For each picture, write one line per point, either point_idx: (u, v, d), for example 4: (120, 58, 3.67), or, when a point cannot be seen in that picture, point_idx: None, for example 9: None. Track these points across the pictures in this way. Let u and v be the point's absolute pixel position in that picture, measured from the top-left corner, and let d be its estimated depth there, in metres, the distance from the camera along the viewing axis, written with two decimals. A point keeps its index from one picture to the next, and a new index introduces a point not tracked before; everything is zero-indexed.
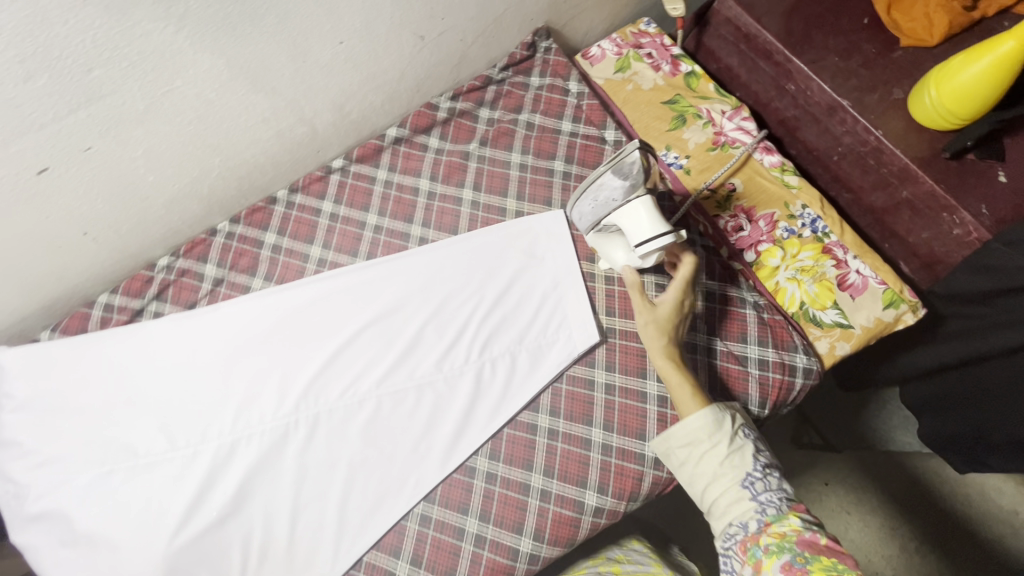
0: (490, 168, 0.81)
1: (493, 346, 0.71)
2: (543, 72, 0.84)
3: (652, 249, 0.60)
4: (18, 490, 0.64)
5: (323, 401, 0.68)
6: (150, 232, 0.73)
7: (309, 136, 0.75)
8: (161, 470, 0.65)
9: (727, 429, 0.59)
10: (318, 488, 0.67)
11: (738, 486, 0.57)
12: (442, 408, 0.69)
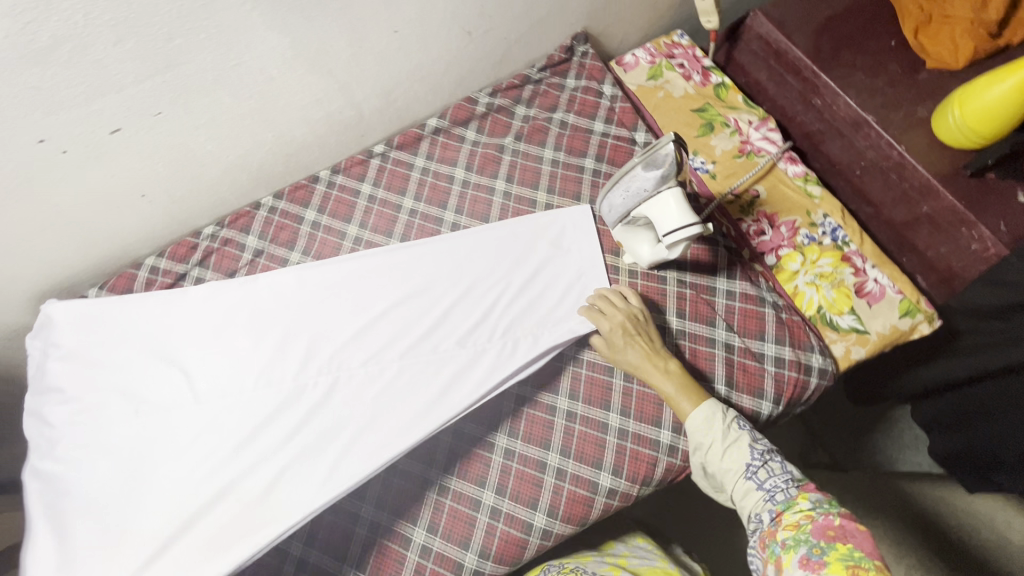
0: (523, 162, 0.84)
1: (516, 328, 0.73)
2: (579, 74, 0.88)
3: (679, 239, 0.62)
4: (51, 434, 0.65)
5: (343, 364, 0.70)
6: (201, 201, 0.77)
7: (355, 119, 0.79)
8: (184, 424, 0.66)
9: (718, 415, 0.65)
10: (322, 452, 0.66)
11: (744, 479, 0.62)
12: (460, 379, 0.70)
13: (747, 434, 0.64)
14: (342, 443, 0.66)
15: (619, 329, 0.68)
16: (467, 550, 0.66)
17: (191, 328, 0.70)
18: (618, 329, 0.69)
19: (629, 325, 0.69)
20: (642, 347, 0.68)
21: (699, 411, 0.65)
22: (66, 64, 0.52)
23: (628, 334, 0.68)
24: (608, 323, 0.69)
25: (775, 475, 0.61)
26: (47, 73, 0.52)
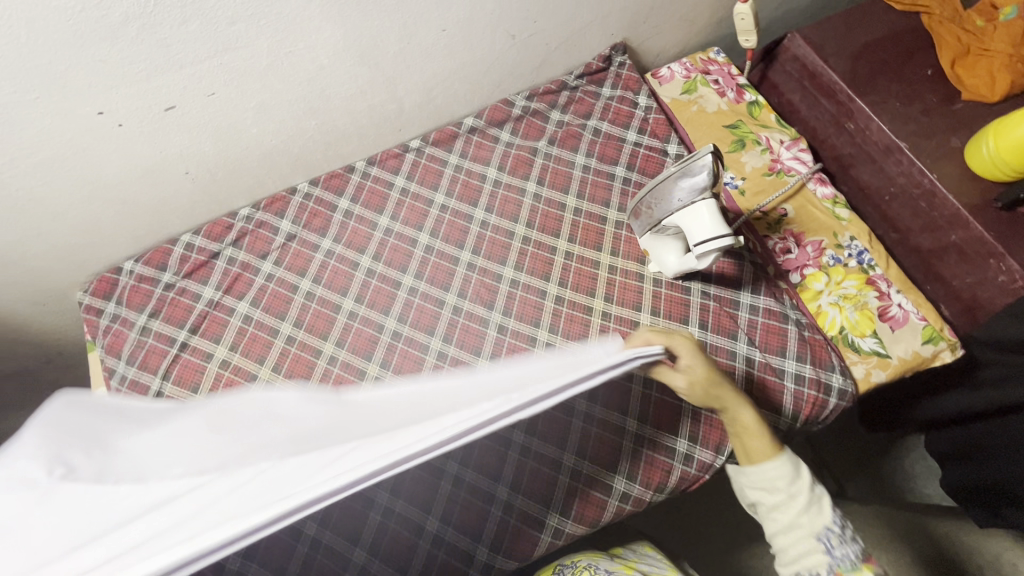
0: (555, 166, 0.86)
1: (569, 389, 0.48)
2: (615, 84, 0.90)
3: (709, 250, 0.64)
4: None
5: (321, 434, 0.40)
6: (240, 182, 0.79)
7: (395, 113, 0.81)
8: None
9: (801, 467, 0.56)
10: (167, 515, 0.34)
11: (814, 539, 0.53)
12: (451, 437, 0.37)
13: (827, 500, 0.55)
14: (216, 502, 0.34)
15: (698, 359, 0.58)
16: (478, 543, 0.67)
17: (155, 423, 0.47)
18: (697, 359, 0.58)
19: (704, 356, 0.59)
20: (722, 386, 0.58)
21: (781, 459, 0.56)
22: (134, 40, 0.55)
23: (707, 366, 0.58)
24: (684, 352, 0.58)
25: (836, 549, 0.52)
26: (114, 47, 0.54)
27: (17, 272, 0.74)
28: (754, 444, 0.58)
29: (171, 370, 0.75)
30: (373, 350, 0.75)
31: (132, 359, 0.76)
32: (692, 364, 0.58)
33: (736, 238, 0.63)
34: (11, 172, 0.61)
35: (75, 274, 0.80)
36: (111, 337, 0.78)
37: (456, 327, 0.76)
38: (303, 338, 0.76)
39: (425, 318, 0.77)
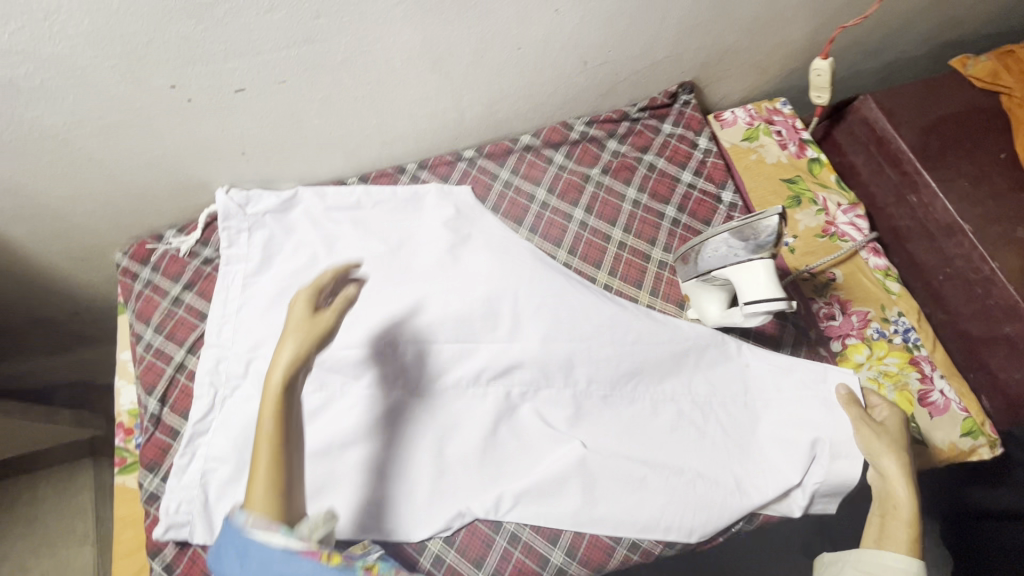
0: (605, 196, 0.85)
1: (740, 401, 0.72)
2: (676, 121, 0.88)
3: (758, 312, 0.62)
4: (219, 350, 0.72)
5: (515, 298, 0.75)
6: (292, 169, 0.79)
7: (456, 122, 0.80)
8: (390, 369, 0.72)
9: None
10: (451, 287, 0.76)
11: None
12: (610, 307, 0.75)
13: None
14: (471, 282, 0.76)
15: (890, 423, 0.66)
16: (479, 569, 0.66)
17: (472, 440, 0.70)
18: (895, 425, 0.66)
19: (900, 423, 0.67)
20: (903, 457, 0.63)
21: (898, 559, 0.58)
22: (218, 21, 0.55)
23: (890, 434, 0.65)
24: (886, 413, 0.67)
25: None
26: (199, 26, 0.55)
27: (65, 224, 0.76)
28: (893, 531, 0.60)
29: (197, 345, 0.75)
30: (487, 194, 0.84)
31: (161, 327, 0.77)
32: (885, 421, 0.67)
33: (789, 304, 0.61)
34: (79, 130, 0.62)
35: (116, 235, 0.81)
36: (142, 302, 0.78)
37: (542, 220, 0.83)
38: (426, 177, 0.84)
39: (516, 209, 0.84)
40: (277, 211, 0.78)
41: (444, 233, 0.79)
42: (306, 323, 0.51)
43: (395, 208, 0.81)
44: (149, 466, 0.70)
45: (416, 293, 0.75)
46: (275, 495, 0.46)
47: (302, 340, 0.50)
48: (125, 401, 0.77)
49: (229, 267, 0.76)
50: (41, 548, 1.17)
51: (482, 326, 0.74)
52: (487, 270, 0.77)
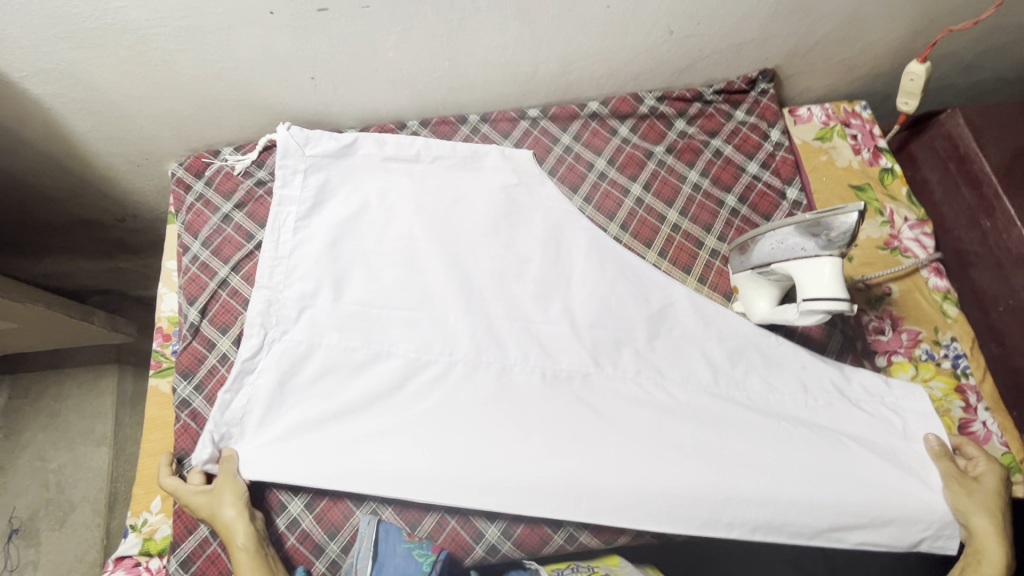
0: (666, 175, 0.82)
1: (778, 402, 0.71)
2: (750, 109, 0.85)
3: (818, 310, 0.61)
4: (271, 294, 0.72)
5: (557, 275, 0.76)
6: (356, 103, 0.78)
7: (527, 77, 0.78)
8: (429, 323, 0.73)
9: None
10: (497, 251, 0.77)
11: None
12: (649, 294, 0.75)
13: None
14: (516, 249, 0.77)
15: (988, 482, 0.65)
16: (491, 523, 0.68)
17: (499, 406, 0.70)
18: (992, 484, 0.64)
19: (999, 484, 0.64)
20: (995, 517, 0.62)
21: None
22: None
23: (987, 492, 0.64)
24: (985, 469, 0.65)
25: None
26: None
27: (128, 126, 0.76)
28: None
29: (242, 264, 0.76)
30: (547, 156, 0.82)
31: (208, 242, 0.77)
32: (981, 480, 0.65)
33: (850, 307, 0.60)
34: (159, 28, 0.62)
35: (174, 145, 0.81)
36: (193, 215, 0.79)
37: (598, 191, 0.82)
38: (487, 131, 0.83)
39: (573, 175, 0.82)
40: (335, 155, 0.76)
41: (501, 199, 0.79)
42: (212, 494, 0.64)
43: (455, 166, 0.79)
44: (183, 372, 0.71)
45: (468, 254, 0.77)
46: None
47: (233, 492, 0.64)
48: (165, 307, 0.78)
49: (282, 208, 0.74)
50: (61, 443, 1.21)
51: (533, 299, 0.75)
52: (542, 243, 0.78)
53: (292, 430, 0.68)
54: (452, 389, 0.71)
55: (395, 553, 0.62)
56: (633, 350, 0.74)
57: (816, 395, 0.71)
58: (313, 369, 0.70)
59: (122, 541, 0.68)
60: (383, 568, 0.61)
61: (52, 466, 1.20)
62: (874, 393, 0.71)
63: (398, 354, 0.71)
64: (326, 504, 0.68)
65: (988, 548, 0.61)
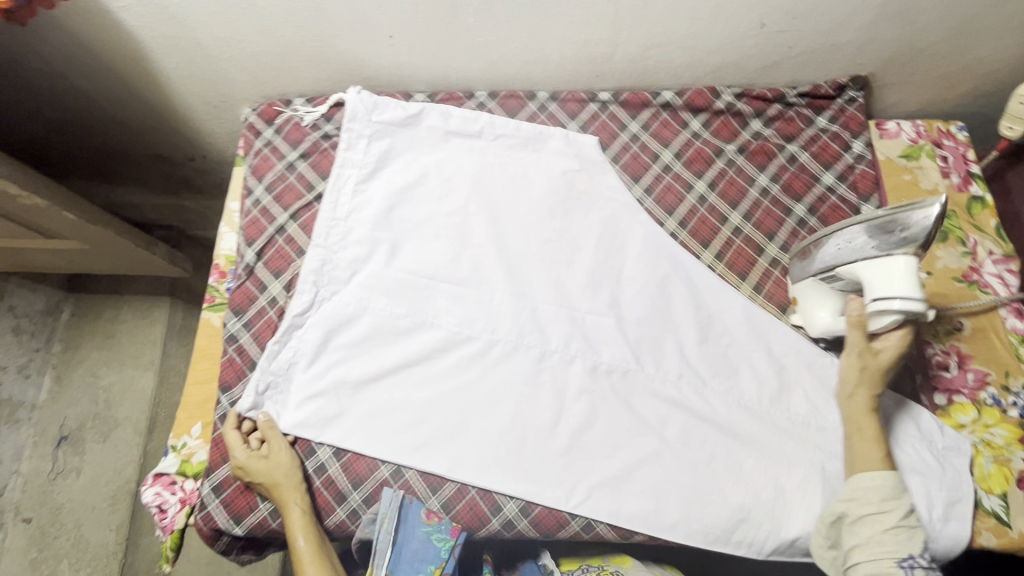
0: (734, 176, 0.79)
1: (819, 426, 0.68)
2: (834, 117, 0.80)
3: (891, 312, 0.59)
4: (325, 254, 0.73)
5: (606, 265, 0.75)
6: (429, 67, 0.78)
7: (604, 58, 0.76)
8: (473, 296, 0.74)
9: (903, 495, 0.60)
10: (549, 233, 0.77)
11: (897, 563, 0.58)
12: (698, 296, 0.74)
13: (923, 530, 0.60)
14: (568, 235, 0.77)
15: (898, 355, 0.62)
16: (511, 498, 0.67)
17: (533, 386, 0.70)
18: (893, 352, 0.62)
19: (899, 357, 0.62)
20: (875, 386, 0.63)
21: (883, 482, 0.60)
22: None
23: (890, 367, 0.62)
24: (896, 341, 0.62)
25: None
26: None
27: (209, 67, 0.78)
28: (865, 450, 0.62)
29: (300, 213, 0.78)
30: (611, 143, 0.81)
31: (271, 187, 0.79)
32: (883, 353, 0.62)
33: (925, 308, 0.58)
34: None
35: (250, 91, 0.84)
36: (260, 160, 0.81)
37: (660, 183, 0.79)
38: (554, 110, 0.81)
39: (637, 165, 0.80)
40: (401, 124, 0.78)
41: (559, 185, 0.78)
42: (269, 459, 0.65)
43: (516, 146, 0.80)
44: (234, 309, 0.74)
45: (519, 236, 0.77)
46: (319, 552, 0.63)
47: (290, 459, 0.66)
48: (225, 246, 0.81)
49: (343, 169, 0.76)
50: (112, 362, 1.29)
51: (581, 287, 0.74)
52: (596, 233, 0.77)
53: (331, 386, 0.69)
54: (489, 362, 0.71)
55: (413, 536, 0.63)
56: (676, 349, 0.72)
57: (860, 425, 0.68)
58: (357, 330, 0.71)
59: (163, 459, 0.71)
60: (401, 555, 0.62)
61: (103, 383, 1.27)
62: (916, 430, 0.68)
63: (440, 323, 0.72)
64: (353, 454, 0.68)
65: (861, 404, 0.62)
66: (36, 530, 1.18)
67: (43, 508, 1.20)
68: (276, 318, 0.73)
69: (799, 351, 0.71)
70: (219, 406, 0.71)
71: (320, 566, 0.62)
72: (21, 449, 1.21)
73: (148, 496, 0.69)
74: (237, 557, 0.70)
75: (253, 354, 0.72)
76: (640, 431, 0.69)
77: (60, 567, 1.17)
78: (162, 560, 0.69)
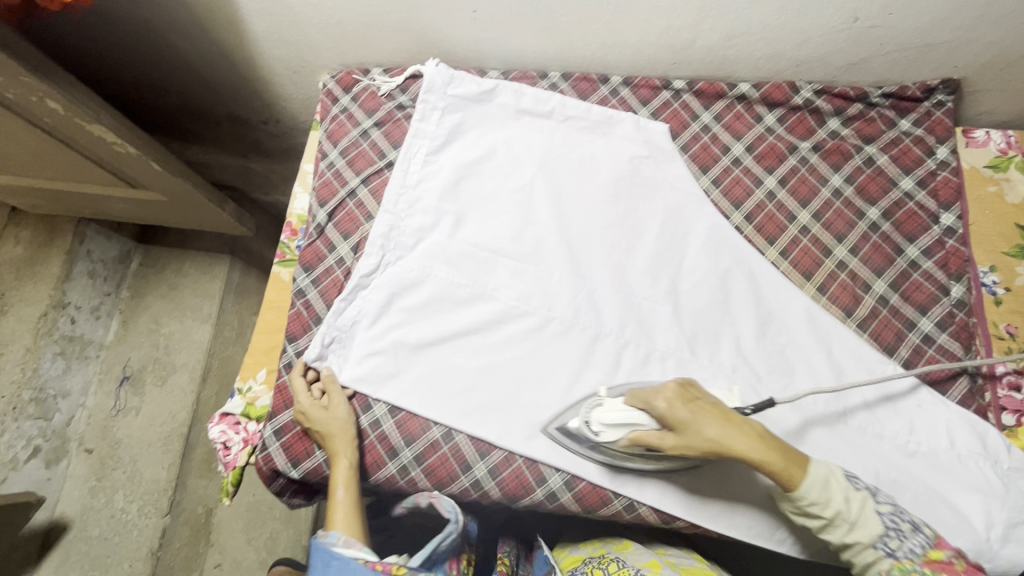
0: (806, 174, 0.77)
1: (879, 432, 0.67)
2: (919, 121, 0.77)
3: (624, 422, 0.62)
4: (393, 221, 0.76)
5: (667, 254, 0.75)
6: (506, 44, 0.79)
7: (683, 45, 0.75)
8: (532, 273, 0.75)
9: (832, 486, 0.58)
10: (612, 217, 0.77)
11: (872, 548, 0.57)
12: (759, 292, 0.73)
13: (870, 495, 0.59)
14: (631, 221, 0.77)
15: (672, 409, 0.60)
16: (556, 471, 0.68)
17: (584, 367, 0.71)
18: (676, 408, 0.60)
19: (681, 416, 0.60)
20: (708, 444, 0.59)
21: (812, 475, 0.58)
22: None
23: (692, 419, 0.59)
24: (658, 398, 0.61)
25: (909, 539, 0.57)
26: None
27: (297, 33, 0.81)
28: (790, 472, 0.58)
29: (371, 179, 0.80)
30: (682, 132, 0.80)
31: (344, 152, 0.82)
32: (676, 418, 0.60)
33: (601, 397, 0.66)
34: None
35: (330, 59, 0.87)
36: (335, 125, 0.84)
37: (728, 176, 0.78)
38: (626, 96, 0.81)
39: (706, 156, 0.79)
40: (474, 100, 0.80)
41: (626, 170, 0.78)
42: (325, 412, 0.68)
43: (585, 129, 0.80)
44: (303, 266, 0.77)
45: (582, 217, 0.77)
46: (352, 506, 0.67)
47: (345, 413, 0.68)
48: (297, 205, 0.85)
49: (415, 140, 0.78)
50: (174, 312, 1.36)
51: (640, 273, 0.75)
52: (659, 221, 0.76)
53: (390, 347, 0.72)
54: (543, 338, 0.72)
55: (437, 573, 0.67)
56: (732, 343, 0.71)
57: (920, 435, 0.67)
58: (418, 296, 0.74)
59: (229, 400, 0.75)
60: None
61: (164, 330, 1.35)
62: (981, 447, 0.65)
63: (499, 297, 0.74)
64: (407, 413, 0.71)
65: (737, 448, 0.59)
66: (97, 460, 1.27)
67: (104, 441, 1.28)
68: (342, 277, 0.76)
69: (861, 357, 0.69)
70: (285, 354, 0.75)
71: (350, 520, 0.66)
72: (88, 384, 1.30)
73: (214, 433, 0.74)
74: (288, 500, 0.74)
75: (319, 309, 0.75)
76: None
77: (115, 497, 1.24)
78: (222, 494, 0.74)
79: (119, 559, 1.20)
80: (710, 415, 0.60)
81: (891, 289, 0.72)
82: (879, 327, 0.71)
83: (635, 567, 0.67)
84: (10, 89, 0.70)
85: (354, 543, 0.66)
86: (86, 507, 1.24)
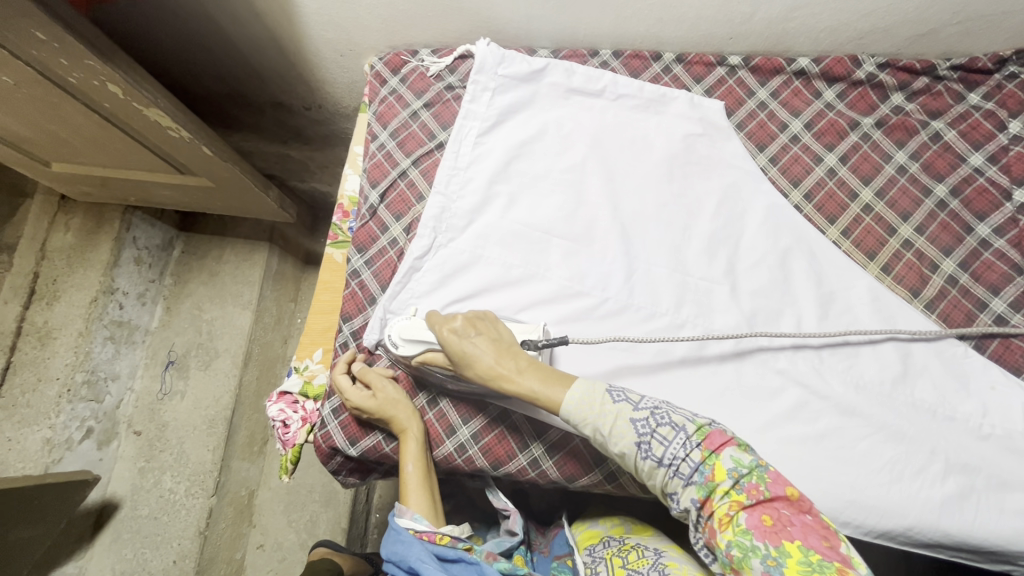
0: (868, 150, 0.75)
1: (953, 414, 0.65)
2: (989, 94, 0.74)
3: (422, 339, 0.66)
4: (445, 202, 0.76)
5: (722, 235, 0.74)
6: (559, 22, 0.78)
7: (743, 18, 0.74)
8: (583, 255, 0.74)
9: (582, 395, 0.56)
10: (664, 196, 0.76)
11: (639, 459, 0.54)
12: (818, 271, 0.71)
13: (627, 405, 0.55)
14: (685, 201, 0.76)
15: (449, 339, 0.62)
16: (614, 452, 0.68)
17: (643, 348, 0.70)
18: (446, 338, 0.62)
19: (458, 345, 0.61)
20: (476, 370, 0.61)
21: (572, 389, 0.57)
22: None
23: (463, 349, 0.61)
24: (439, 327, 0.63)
25: (671, 443, 0.53)
26: None
27: (348, 15, 0.81)
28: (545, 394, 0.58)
29: (421, 160, 0.80)
30: (736, 109, 0.78)
31: (394, 134, 0.82)
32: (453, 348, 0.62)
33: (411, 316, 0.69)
34: None
35: (379, 40, 0.86)
36: (385, 106, 0.83)
37: (787, 154, 0.76)
38: (679, 73, 0.80)
39: (762, 134, 0.77)
40: (525, 79, 0.79)
41: (679, 148, 0.77)
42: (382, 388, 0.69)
43: (637, 107, 0.79)
44: (357, 247, 0.78)
45: (635, 197, 0.76)
46: (422, 480, 0.67)
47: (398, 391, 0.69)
48: (349, 187, 0.86)
49: (466, 120, 0.78)
50: (215, 298, 1.38)
51: (698, 254, 0.73)
52: (714, 200, 0.75)
53: None
54: (598, 319, 0.72)
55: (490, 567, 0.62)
56: (792, 324, 0.70)
57: (994, 418, 0.64)
58: (467, 276, 0.73)
59: (286, 379, 0.78)
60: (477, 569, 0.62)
61: (206, 316, 1.37)
62: None
63: (553, 277, 0.73)
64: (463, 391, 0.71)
65: (501, 378, 0.60)
66: (145, 442, 1.30)
67: (151, 423, 1.31)
68: (396, 258, 0.77)
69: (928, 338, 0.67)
70: (342, 333, 0.76)
71: (421, 493, 0.67)
72: (135, 368, 1.33)
73: (272, 412, 0.76)
74: (343, 478, 0.76)
75: (373, 289, 0.76)
76: (752, 400, 0.67)
77: (163, 477, 1.27)
78: (280, 470, 0.78)
79: (168, 538, 1.23)
80: (479, 346, 0.61)
81: (960, 269, 0.69)
82: (949, 307, 0.69)
83: (654, 552, 0.65)
84: (73, 74, 0.73)
85: (407, 510, 0.66)
86: (135, 487, 1.27)
